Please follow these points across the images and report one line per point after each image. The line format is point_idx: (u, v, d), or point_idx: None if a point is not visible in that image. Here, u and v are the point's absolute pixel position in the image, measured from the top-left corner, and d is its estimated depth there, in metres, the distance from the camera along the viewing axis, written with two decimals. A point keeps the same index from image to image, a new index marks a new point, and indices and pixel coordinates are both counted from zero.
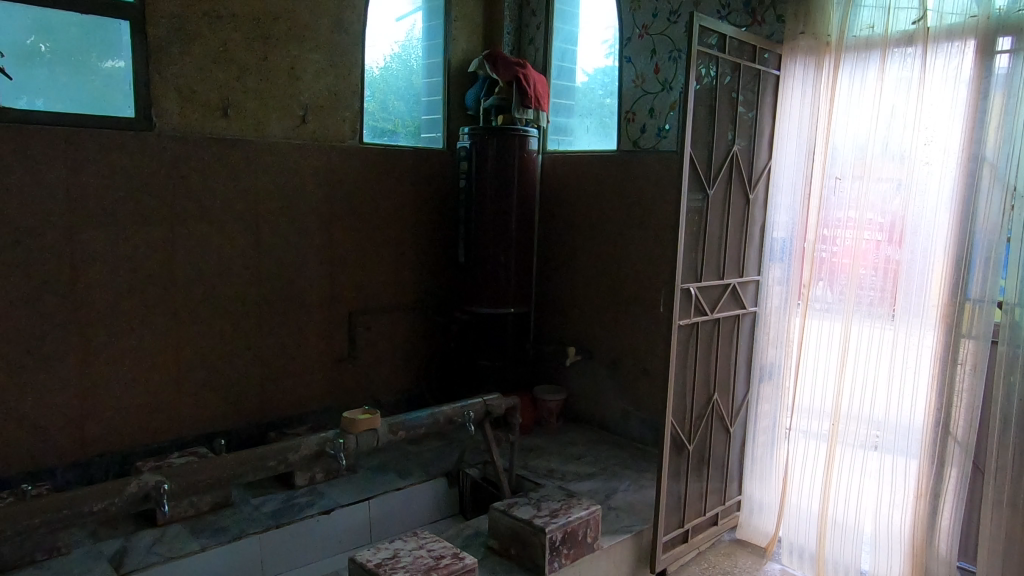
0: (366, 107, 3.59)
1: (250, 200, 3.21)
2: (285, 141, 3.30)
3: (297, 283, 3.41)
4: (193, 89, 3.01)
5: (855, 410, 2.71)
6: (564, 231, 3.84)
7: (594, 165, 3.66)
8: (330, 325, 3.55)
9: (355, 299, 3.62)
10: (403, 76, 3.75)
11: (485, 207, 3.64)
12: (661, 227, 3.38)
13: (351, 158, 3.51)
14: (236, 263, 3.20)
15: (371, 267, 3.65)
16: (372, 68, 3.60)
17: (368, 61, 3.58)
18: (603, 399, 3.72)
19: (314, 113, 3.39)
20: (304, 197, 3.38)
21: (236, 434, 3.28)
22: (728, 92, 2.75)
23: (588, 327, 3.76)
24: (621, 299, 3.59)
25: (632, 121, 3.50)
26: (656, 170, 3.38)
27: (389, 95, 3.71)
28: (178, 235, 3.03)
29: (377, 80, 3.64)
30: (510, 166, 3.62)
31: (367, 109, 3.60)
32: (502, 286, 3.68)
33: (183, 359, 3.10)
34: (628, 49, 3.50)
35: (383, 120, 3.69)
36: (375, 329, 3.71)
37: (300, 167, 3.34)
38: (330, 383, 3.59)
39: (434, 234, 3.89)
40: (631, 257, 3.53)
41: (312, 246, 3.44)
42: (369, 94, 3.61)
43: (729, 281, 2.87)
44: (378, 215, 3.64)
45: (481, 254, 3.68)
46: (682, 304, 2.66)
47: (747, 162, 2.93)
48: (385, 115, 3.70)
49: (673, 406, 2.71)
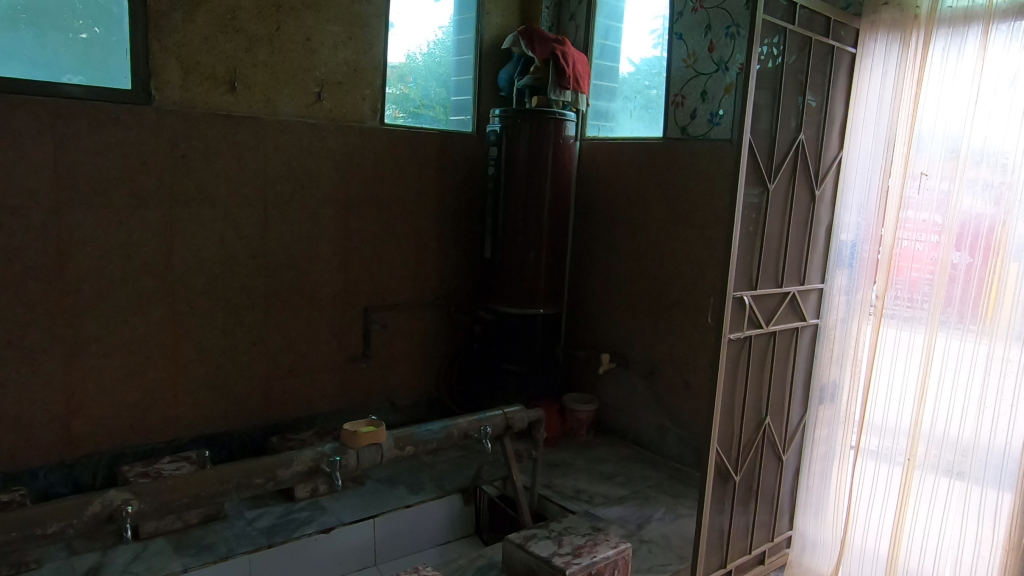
0: (391, 87, 3.30)
1: (257, 184, 2.95)
2: (298, 120, 3.03)
3: (309, 275, 3.15)
4: (197, 60, 2.75)
5: (935, 443, 2.35)
6: (602, 226, 3.50)
7: (637, 154, 3.31)
8: (343, 321, 3.28)
9: (371, 293, 3.34)
10: (443, 62, 3.47)
11: (515, 197, 3.32)
12: (710, 224, 3.03)
13: (370, 140, 3.23)
14: (241, 252, 2.95)
15: (390, 260, 3.37)
16: (411, 54, 3.35)
17: (396, 37, 3.28)
18: (637, 411, 3.38)
19: (333, 90, 3.11)
20: (318, 181, 3.11)
21: (238, 437, 3.03)
22: (799, 70, 2.36)
23: (625, 332, 3.42)
24: (662, 303, 3.25)
25: (681, 106, 3.14)
26: (707, 162, 3.03)
27: (430, 82, 3.44)
28: (177, 220, 2.78)
29: (416, 66, 3.38)
30: (544, 153, 3.29)
31: (400, 94, 3.34)
32: (531, 284, 3.37)
33: (180, 355, 2.86)
34: (680, 25, 3.13)
35: (407, 100, 3.37)
36: (392, 326, 3.44)
37: (314, 148, 3.07)
38: (341, 383, 3.32)
39: (459, 225, 3.59)
40: (676, 257, 3.18)
41: (326, 236, 3.17)
42: (407, 80, 3.36)
43: (789, 289, 2.49)
44: (399, 204, 3.36)
45: (510, 249, 3.36)
46: (734, 315, 2.29)
47: (814, 154, 2.49)
48: (410, 95, 3.38)
49: (719, 432, 2.36)
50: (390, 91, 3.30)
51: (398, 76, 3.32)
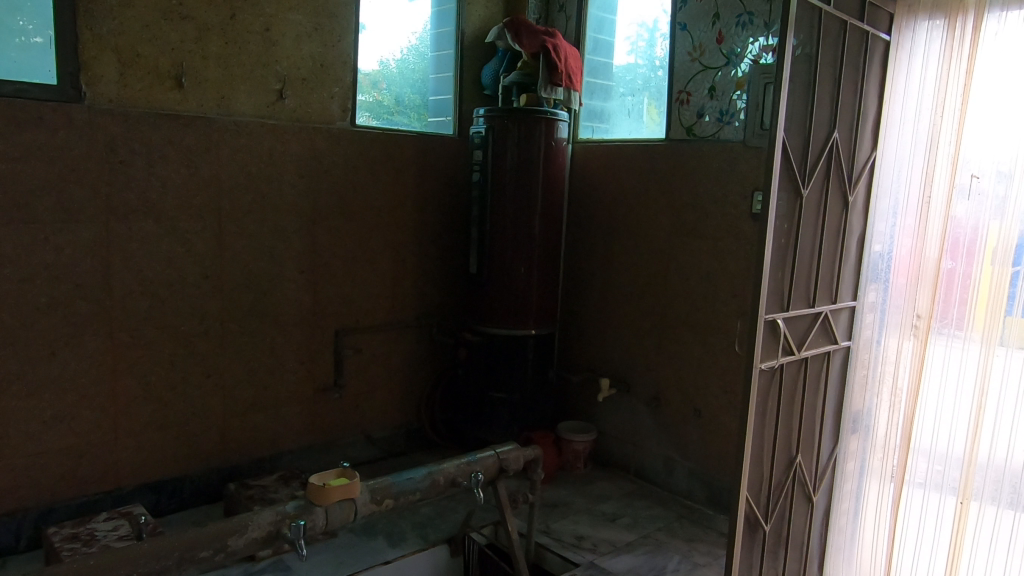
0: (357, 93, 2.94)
1: (210, 194, 2.58)
2: (257, 120, 2.66)
3: (272, 296, 2.78)
4: (137, 51, 2.38)
5: (992, 482, 2.05)
6: (598, 236, 3.18)
7: (638, 157, 3.00)
8: (312, 347, 2.91)
9: (344, 315, 2.99)
10: (418, 68, 3.12)
11: (503, 206, 2.99)
12: (722, 235, 2.73)
13: (340, 144, 2.88)
14: (192, 272, 2.58)
15: (364, 277, 3.02)
16: (384, 60, 3.01)
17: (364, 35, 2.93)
18: (642, 441, 3.06)
19: (296, 88, 2.76)
20: (281, 189, 2.75)
21: (191, 483, 2.65)
22: (833, 57, 2.05)
23: (626, 354, 3.10)
24: (668, 322, 2.94)
25: (686, 103, 2.84)
26: (717, 166, 2.73)
27: (404, 89, 3.09)
28: (115, 236, 2.40)
29: (390, 72, 3.04)
30: (535, 157, 2.97)
31: (373, 100, 3.00)
32: (522, 303, 3.04)
33: (120, 392, 2.47)
34: (663, 25, 2.92)
35: (381, 99, 3.02)
36: (367, 351, 3.08)
37: (276, 153, 2.72)
38: (311, 417, 2.95)
39: (441, 238, 3.25)
40: (682, 271, 2.88)
41: (291, 252, 2.81)
42: (380, 86, 3.01)
43: (822, 309, 2.18)
44: (373, 215, 3.01)
45: (498, 264, 3.03)
46: (766, 342, 1.98)
47: (848, 155, 2.18)
48: (384, 93, 3.03)
49: (749, 476, 2.04)
50: (362, 97, 2.96)
51: (371, 82, 2.98)
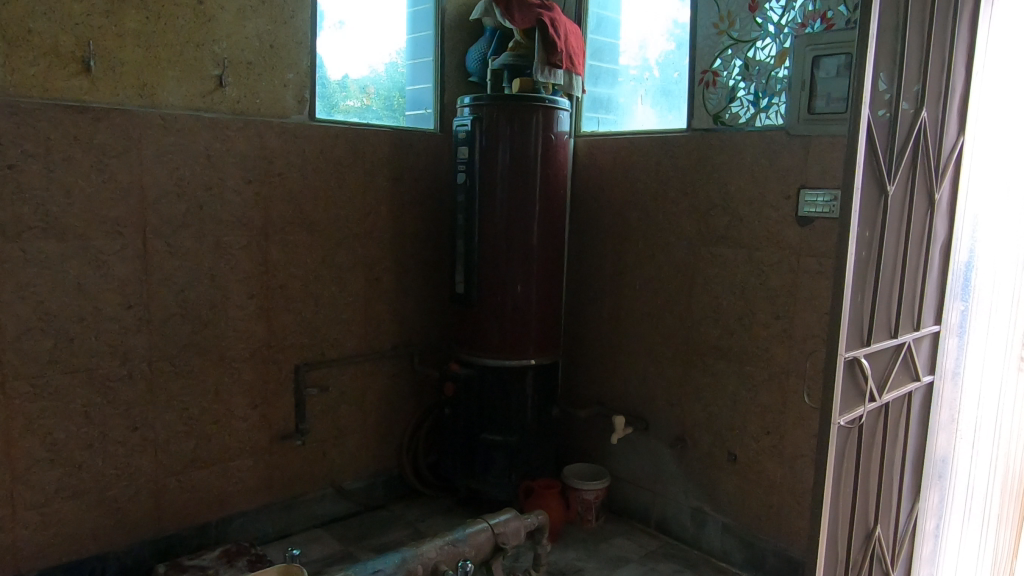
0: (340, 99, 2.52)
1: (132, 205, 2.09)
2: (189, 113, 2.17)
3: (215, 327, 2.29)
4: (28, 25, 1.89)
5: None
6: (606, 247, 2.70)
7: (653, 152, 2.52)
8: (267, 386, 2.42)
9: (306, 347, 2.50)
10: (400, 58, 2.68)
11: (495, 214, 2.50)
12: (760, 243, 2.26)
13: (296, 142, 2.39)
14: (110, 302, 2.08)
15: (329, 301, 2.54)
16: (376, 68, 2.60)
17: (329, 24, 2.46)
18: (664, 489, 2.58)
19: (238, 74, 2.26)
20: (223, 198, 2.26)
21: (115, 561, 2.16)
22: (922, 12, 1.57)
23: (643, 386, 2.62)
24: (695, 348, 2.45)
25: (711, 85, 2.36)
26: (752, 161, 2.26)
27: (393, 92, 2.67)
28: (4, 260, 1.90)
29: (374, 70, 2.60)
30: (531, 155, 2.49)
31: (361, 106, 2.58)
32: (518, 328, 2.56)
33: (18, 455, 1.97)
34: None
35: (353, 91, 2.55)
36: (336, 389, 2.59)
37: (216, 154, 2.23)
38: (267, 471, 2.46)
39: (423, 252, 2.76)
40: (710, 287, 2.40)
41: (238, 274, 2.32)
42: (369, 90, 2.60)
43: (905, 339, 1.70)
44: (339, 227, 2.52)
45: (490, 282, 2.54)
46: (844, 390, 1.50)
47: (935, 139, 1.69)
48: (361, 86, 2.57)
49: (823, 564, 1.56)
50: (350, 103, 2.55)
51: (358, 86, 2.57)
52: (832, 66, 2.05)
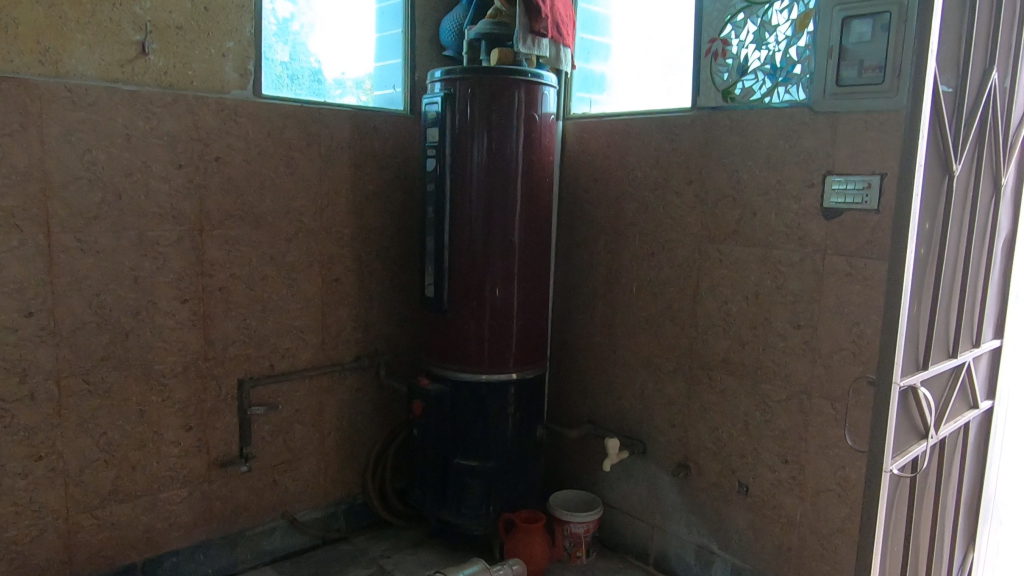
0: (338, 96, 2.31)
1: (32, 193, 1.76)
2: (105, 86, 1.83)
3: (140, 338, 1.96)
4: None
5: None
6: (599, 245, 2.37)
7: (653, 134, 2.18)
8: (204, 405, 2.09)
9: (251, 359, 2.16)
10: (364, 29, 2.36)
11: (470, 206, 2.17)
12: (778, 240, 1.92)
13: (237, 121, 2.05)
14: (5, 309, 1.75)
15: (279, 306, 2.20)
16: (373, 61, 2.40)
17: (319, 14, 2.23)
18: (664, 523, 2.24)
19: (166, 39, 1.92)
20: (147, 186, 1.92)
21: None
22: None
23: (640, 404, 2.29)
24: (700, 362, 2.12)
25: (721, 56, 2.02)
26: (767, 144, 1.93)
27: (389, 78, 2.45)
28: None
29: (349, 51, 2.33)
30: (511, 137, 2.15)
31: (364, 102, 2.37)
32: (497, 338, 2.22)
33: None
34: None
35: (339, 83, 2.31)
36: (287, 406, 2.26)
37: (138, 134, 1.89)
38: (205, 502, 2.12)
39: (390, 250, 2.43)
40: (718, 292, 2.06)
41: (168, 275, 1.98)
42: (368, 85, 2.39)
43: (965, 359, 1.37)
44: (290, 221, 2.19)
45: (464, 285, 2.21)
46: (897, 428, 1.17)
47: (1005, 111, 1.36)
48: (358, 80, 2.36)
49: None
50: (348, 99, 2.34)
51: (355, 82, 2.35)
52: (865, 29, 1.72)
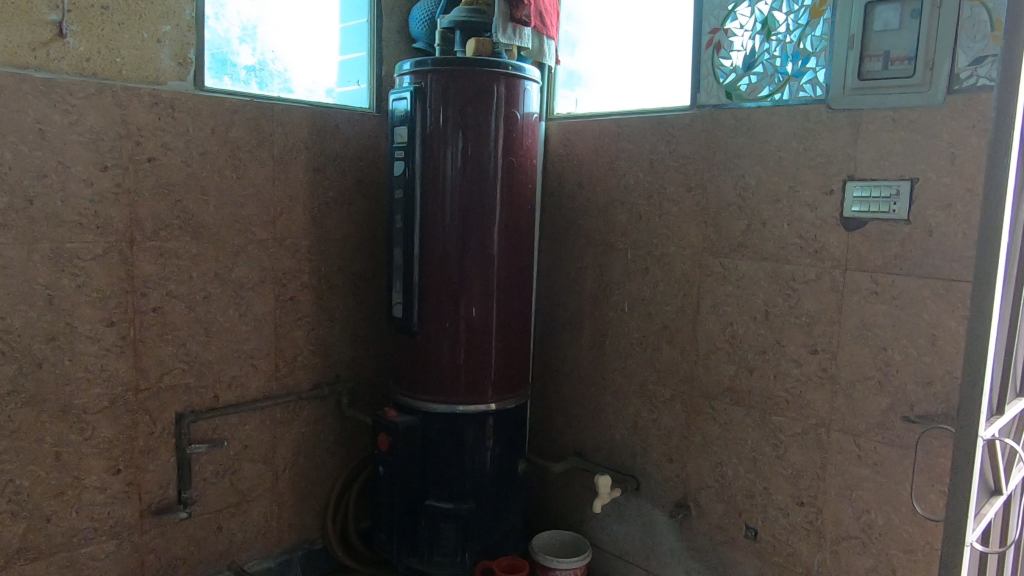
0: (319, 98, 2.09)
1: None
2: (12, 72, 1.55)
3: (57, 369, 1.67)
4: None
5: None
6: (585, 259, 2.14)
7: (647, 136, 1.96)
8: (135, 444, 1.81)
9: (191, 390, 1.89)
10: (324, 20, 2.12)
11: (444, 216, 1.92)
12: (791, 254, 1.71)
13: (174, 116, 1.78)
14: None
15: (224, 328, 1.93)
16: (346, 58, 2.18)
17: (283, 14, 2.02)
18: (661, 570, 2.01)
19: (87, 20, 1.65)
20: (65, 190, 1.64)
21: None
22: None
23: (633, 435, 2.05)
24: (701, 390, 1.89)
25: (723, 48, 1.80)
26: (778, 146, 1.72)
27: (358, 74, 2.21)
28: None
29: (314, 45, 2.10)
30: (488, 138, 1.91)
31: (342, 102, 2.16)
32: (474, 364, 1.97)
33: None
34: None
35: (316, 86, 2.10)
36: (234, 442, 1.98)
37: (54, 130, 1.61)
38: (136, 556, 1.84)
39: (353, 265, 2.17)
40: (722, 312, 1.84)
41: (91, 294, 1.70)
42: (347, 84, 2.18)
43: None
44: (238, 232, 1.92)
45: (437, 305, 1.96)
46: None
47: None
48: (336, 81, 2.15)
49: None
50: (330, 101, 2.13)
51: (330, 82, 2.14)
52: (891, 16, 1.51)
